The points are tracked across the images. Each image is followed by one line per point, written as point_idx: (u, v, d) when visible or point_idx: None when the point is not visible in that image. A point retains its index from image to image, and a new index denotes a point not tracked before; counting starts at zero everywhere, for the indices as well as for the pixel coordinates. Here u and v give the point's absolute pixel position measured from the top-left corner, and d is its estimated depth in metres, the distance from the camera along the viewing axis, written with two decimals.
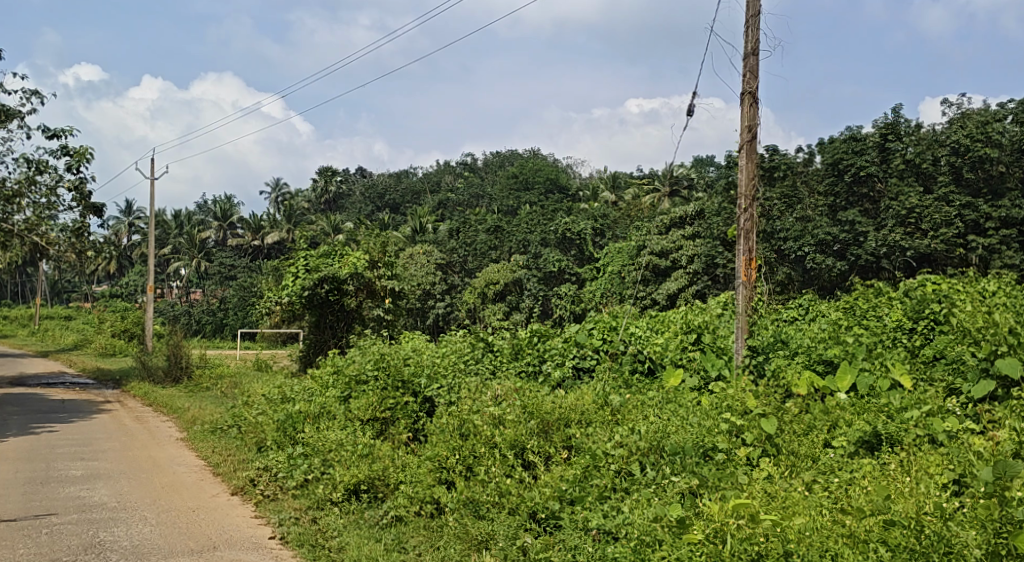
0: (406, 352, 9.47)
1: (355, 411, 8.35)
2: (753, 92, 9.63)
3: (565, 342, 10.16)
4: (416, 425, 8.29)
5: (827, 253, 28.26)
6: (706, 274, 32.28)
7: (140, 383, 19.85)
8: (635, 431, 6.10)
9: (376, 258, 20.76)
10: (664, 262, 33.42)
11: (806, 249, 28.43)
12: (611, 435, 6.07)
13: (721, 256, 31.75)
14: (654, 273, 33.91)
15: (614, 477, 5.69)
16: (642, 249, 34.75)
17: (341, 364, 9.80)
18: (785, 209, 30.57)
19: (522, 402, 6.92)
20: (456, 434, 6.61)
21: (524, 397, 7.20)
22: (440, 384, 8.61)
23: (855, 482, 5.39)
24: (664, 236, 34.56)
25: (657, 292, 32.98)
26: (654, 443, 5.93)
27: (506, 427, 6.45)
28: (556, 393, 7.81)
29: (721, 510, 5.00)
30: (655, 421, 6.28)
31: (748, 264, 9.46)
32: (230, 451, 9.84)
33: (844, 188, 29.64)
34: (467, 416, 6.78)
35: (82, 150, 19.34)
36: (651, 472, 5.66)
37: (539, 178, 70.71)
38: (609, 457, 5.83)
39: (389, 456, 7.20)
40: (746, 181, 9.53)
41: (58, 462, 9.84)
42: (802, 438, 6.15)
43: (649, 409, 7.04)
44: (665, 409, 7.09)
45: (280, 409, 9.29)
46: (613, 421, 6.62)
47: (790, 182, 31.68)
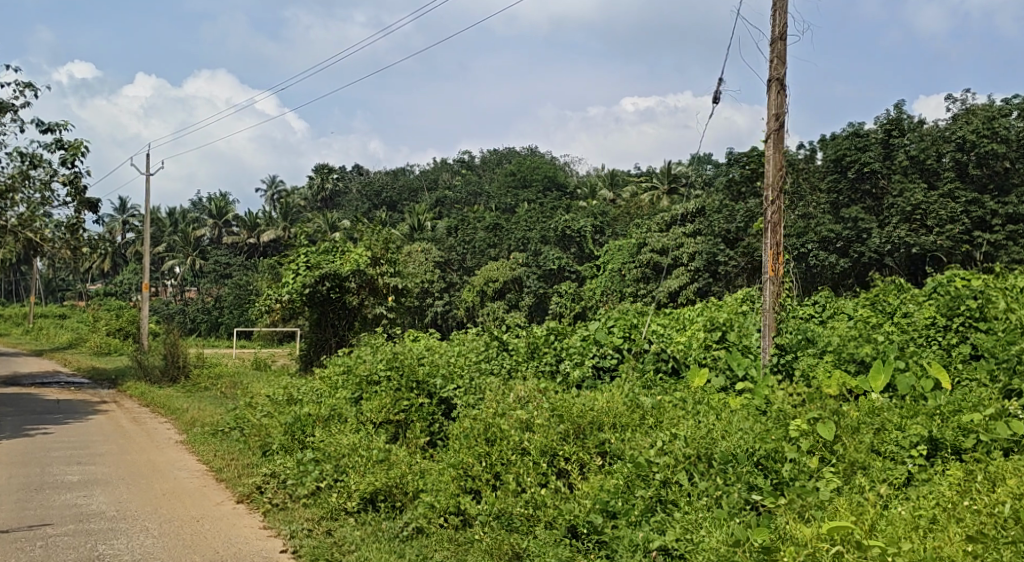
0: (419, 351, 9.04)
1: (368, 414, 7.93)
2: (781, 79, 9.15)
3: (584, 340, 9.69)
4: (432, 427, 7.88)
5: (830, 250, 27.76)
6: (708, 272, 31.80)
7: (136, 383, 19.38)
8: (678, 436, 5.65)
9: (378, 255, 20.34)
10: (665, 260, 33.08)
11: (809, 245, 27.63)
12: (653, 441, 5.64)
13: (723, 253, 31.35)
14: (655, 271, 33.54)
15: (659, 488, 5.26)
16: (643, 247, 34.33)
17: (351, 364, 9.37)
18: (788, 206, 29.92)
19: (550, 404, 6.50)
20: (482, 440, 6.20)
21: (549, 399, 6.77)
22: (455, 385, 8.20)
23: (941, 497, 4.97)
24: (665, 233, 34.15)
25: (658, 290, 32.62)
26: (702, 449, 5.46)
27: (535, 431, 6.02)
28: (583, 394, 7.37)
29: (813, 534, 4.57)
30: (696, 425, 5.82)
31: (775, 259, 9.00)
32: (234, 455, 9.40)
33: (847, 184, 29.12)
34: (492, 420, 6.36)
35: (77, 144, 18.88)
36: (703, 483, 5.20)
37: (536, 175, 70.36)
38: (654, 466, 5.36)
39: (407, 462, 6.78)
40: (774, 171, 9.07)
41: (54, 466, 9.37)
42: (855, 445, 5.73)
43: (684, 413, 6.61)
44: (702, 412, 6.65)
45: (288, 412, 8.86)
46: (648, 425, 6.20)
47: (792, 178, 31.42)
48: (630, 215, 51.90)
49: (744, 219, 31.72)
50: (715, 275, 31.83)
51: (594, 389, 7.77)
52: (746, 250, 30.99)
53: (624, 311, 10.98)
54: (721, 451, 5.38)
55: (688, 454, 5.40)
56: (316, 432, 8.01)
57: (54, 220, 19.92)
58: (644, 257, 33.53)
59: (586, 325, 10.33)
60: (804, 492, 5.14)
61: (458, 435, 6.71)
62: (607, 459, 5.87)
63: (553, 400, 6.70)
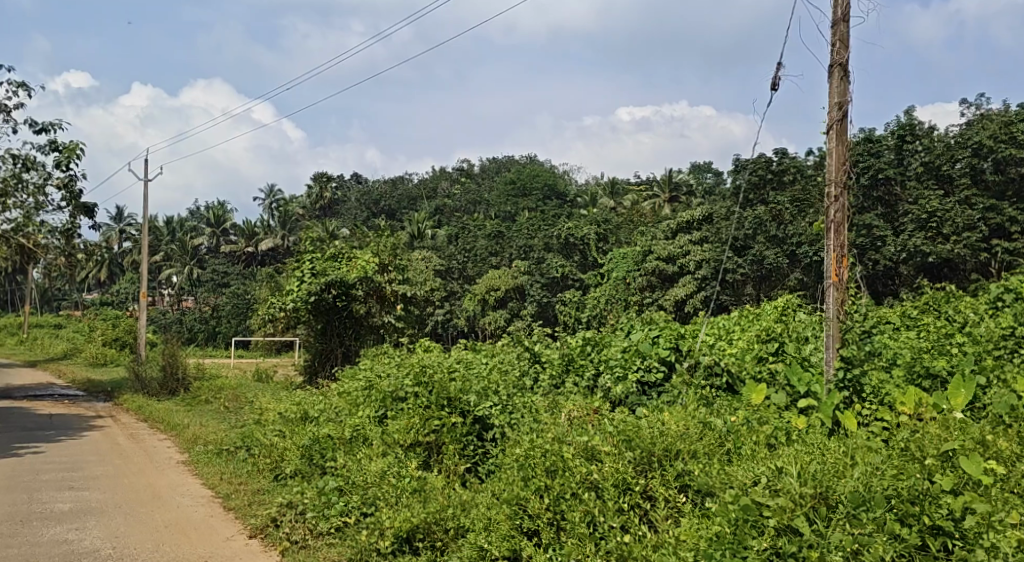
0: (447, 364, 8.17)
1: (396, 436, 7.07)
2: (844, 64, 8.31)
3: (625, 352, 8.80)
4: (467, 452, 7.03)
5: None
6: (715, 280, 30.87)
7: (133, 396, 18.46)
8: (786, 471, 4.69)
9: (386, 261, 19.54)
10: (672, 268, 32.28)
11: None
12: (755, 474, 4.76)
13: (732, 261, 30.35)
14: (660, 279, 32.78)
15: (774, 538, 4.32)
16: (648, 254, 33.52)
17: (373, 378, 8.52)
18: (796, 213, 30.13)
19: (615, 427, 5.67)
20: (542, 474, 5.37)
21: (610, 422, 5.93)
22: (491, 402, 7.37)
23: None
24: (673, 241, 33.33)
25: (664, 298, 31.87)
26: (820, 487, 4.48)
27: (603, 461, 5.21)
28: (641, 414, 6.49)
29: None
30: (799, 458, 4.88)
31: (839, 262, 8.16)
32: (243, 480, 8.57)
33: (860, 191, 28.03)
34: (550, 447, 5.55)
35: (72, 146, 18.05)
36: (830, 535, 4.24)
37: (537, 184, 69.62)
38: (764, 509, 4.41)
39: (447, 495, 5.95)
40: (837, 166, 8.25)
41: (44, 493, 8.46)
42: (1004, 479, 4.72)
43: (766, 443, 5.73)
44: (787, 441, 5.76)
45: (304, 432, 8.01)
46: (736, 455, 5.34)
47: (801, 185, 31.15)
48: (633, 222, 51.08)
49: (752, 227, 30.64)
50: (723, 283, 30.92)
51: (649, 408, 6.86)
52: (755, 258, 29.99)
53: (661, 320, 10.18)
54: (846, 490, 4.44)
55: (805, 495, 4.44)
56: (338, 454, 7.17)
57: (48, 225, 19.05)
58: (650, 264, 32.72)
59: (627, 336, 9.51)
60: (953, 547, 4.16)
61: (509, 467, 5.87)
62: (693, 497, 5.02)
63: (616, 423, 5.86)
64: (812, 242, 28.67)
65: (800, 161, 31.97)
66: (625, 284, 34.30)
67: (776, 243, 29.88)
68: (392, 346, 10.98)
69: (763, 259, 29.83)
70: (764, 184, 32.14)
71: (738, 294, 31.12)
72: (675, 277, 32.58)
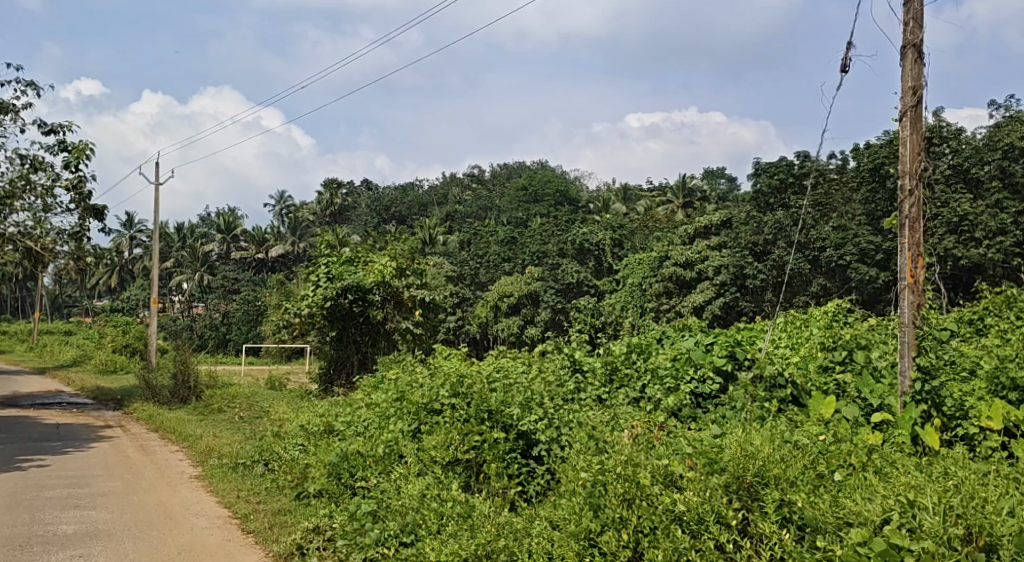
0: (485, 373, 7.47)
1: (434, 454, 6.40)
2: (918, 45, 7.61)
3: (675, 360, 8.09)
4: (512, 473, 6.33)
5: (868, 263, 27.18)
6: (734, 286, 29.89)
7: (143, 405, 17.84)
8: (920, 504, 4.13)
9: (404, 265, 18.92)
10: (689, 274, 31.52)
11: (848, 258, 27.24)
12: (882, 506, 4.20)
13: (751, 266, 29.53)
14: (677, 285, 32.00)
15: None
16: (665, 260, 32.81)
17: (404, 388, 7.79)
18: (820, 218, 29.53)
19: (692, 447, 5.04)
20: (616, 503, 4.76)
21: (680, 441, 5.29)
22: (536, 416, 6.69)
23: None
24: (691, 247, 32.56)
25: (681, 305, 31.11)
26: (970, 526, 3.95)
27: (688, 490, 4.59)
28: (712, 430, 5.81)
29: None
30: (929, 487, 4.32)
31: (915, 262, 7.47)
32: (262, 499, 7.93)
33: (885, 195, 27.25)
34: (619, 469, 4.92)
35: (82, 146, 17.48)
36: None
37: (548, 190, 68.79)
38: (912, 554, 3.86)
39: (499, 521, 5.33)
40: (911, 157, 7.56)
41: (46, 513, 7.81)
42: None
43: (866, 471, 5.04)
44: (890, 466, 5.07)
45: (329, 448, 7.32)
46: (838, 484, 4.74)
47: (823, 191, 30.24)
48: (648, 228, 50.22)
49: (772, 232, 29.72)
50: (743, 290, 29.99)
51: (717, 426, 6.14)
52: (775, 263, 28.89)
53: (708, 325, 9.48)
54: (1007, 532, 3.89)
55: (956, 538, 3.89)
56: (369, 472, 6.51)
57: (57, 228, 18.46)
58: (667, 270, 31.97)
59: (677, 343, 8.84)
60: None
61: (572, 492, 5.24)
62: (797, 533, 4.46)
63: (691, 442, 5.22)
64: (837, 247, 27.81)
65: (822, 164, 31.18)
66: (641, 290, 33.57)
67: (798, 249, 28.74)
68: (419, 356, 10.35)
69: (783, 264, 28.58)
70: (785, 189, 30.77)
71: (758, 300, 30.08)
72: (693, 283, 31.80)
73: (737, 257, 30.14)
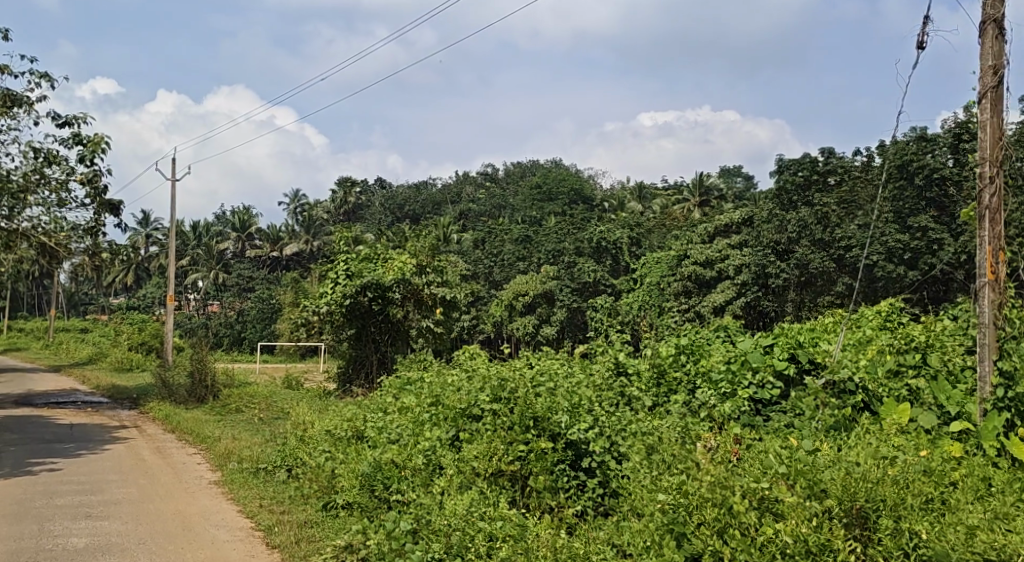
0: (528, 375, 6.88)
1: (477, 467, 5.84)
2: (999, 21, 6.94)
3: (731, 363, 7.49)
4: (564, 488, 5.79)
5: (896, 262, 26.12)
6: (757, 285, 29.17)
7: (160, 404, 17.40)
8: None
9: (424, 262, 18.38)
10: (709, 273, 30.78)
11: (874, 257, 26.22)
12: None
13: (774, 265, 28.77)
14: (697, 284, 31.28)
15: None
16: (685, 258, 32.12)
17: (439, 391, 7.21)
18: (844, 216, 28.48)
19: (787, 469, 4.61)
20: (706, 534, 4.38)
21: (765, 461, 4.80)
22: (586, 423, 6.10)
23: None
24: (712, 245, 31.79)
25: (701, 305, 30.39)
26: None
27: (797, 522, 4.25)
28: (791, 445, 5.25)
29: None
30: None
31: (996, 256, 6.83)
32: (287, 509, 7.44)
33: (913, 193, 26.51)
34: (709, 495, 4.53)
35: (97, 139, 17.02)
36: None
37: (563, 188, 68.14)
38: None
39: (564, 544, 4.84)
40: (992, 143, 6.90)
41: (57, 523, 7.36)
42: None
43: (978, 498, 4.61)
44: (1006, 495, 4.64)
45: (359, 457, 6.78)
46: (958, 515, 4.33)
47: (848, 187, 29.34)
48: (665, 227, 49.50)
49: (795, 230, 28.93)
50: (766, 289, 29.30)
51: (792, 438, 5.54)
52: (799, 262, 28.11)
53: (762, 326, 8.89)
54: None
55: None
56: (404, 484, 5.93)
57: (71, 223, 17.99)
58: (686, 268, 31.26)
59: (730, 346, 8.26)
60: None
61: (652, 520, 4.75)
62: None
63: (780, 458, 4.74)
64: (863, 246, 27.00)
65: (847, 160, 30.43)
66: (659, 289, 33.00)
67: (821, 247, 28.04)
68: (451, 358, 9.82)
69: (807, 263, 27.85)
70: (809, 185, 29.99)
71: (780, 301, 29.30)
72: (713, 282, 31.08)
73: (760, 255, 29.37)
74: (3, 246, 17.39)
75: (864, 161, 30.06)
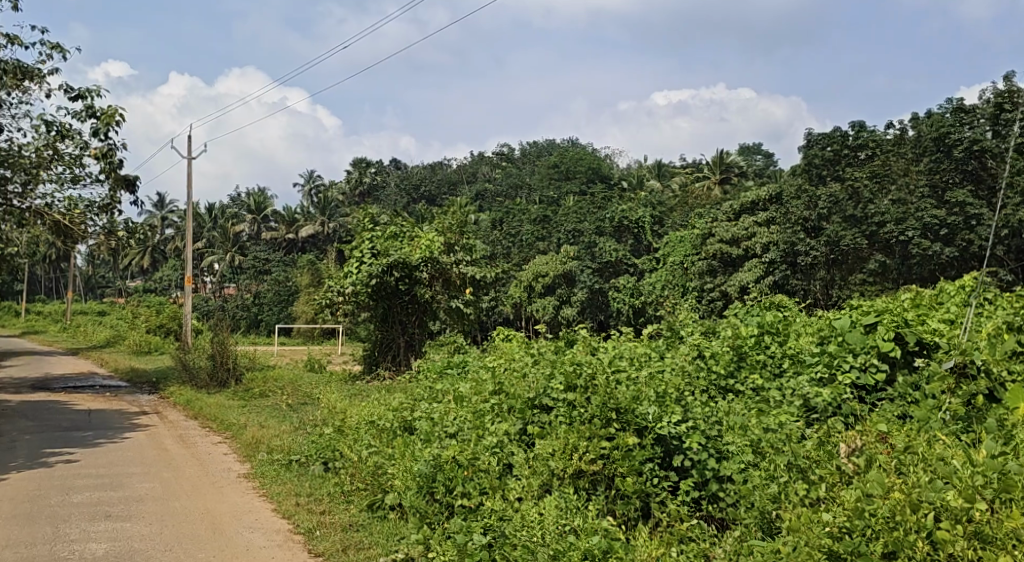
0: (603, 357, 6.03)
1: (556, 469, 5.02)
2: None
3: (827, 346, 6.65)
4: (657, 492, 4.97)
5: (932, 238, 24.59)
6: (785, 263, 27.82)
7: (180, 388, 16.69)
8: None
9: (453, 240, 17.54)
10: (735, 252, 29.53)
11: (909, 234, 24.75)
12: None
13: (803, 243, 27.33)
14: (722, 263, 29.95)
15: None
16: (710, 237, 30.74)
17: (498, 378, 6.38)
18: (877, 190, 26.79)
19: (985, 488, 3.91)
20: None
21: (946, 474, 4.07)
22: (679, 416, 5.25)
23: None
24: (739, 221, 30.49)
25: (727, 284, 29.28)
26: None
27: None
28: (941, 451, 4.42)
29: None
30: None
31: None
32: (327, 510, 6.68)
33: (950, 164, 25.05)
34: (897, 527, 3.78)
35: (111, 111, 16.26)
36: None
37: (581, 166, 66.74)
38: None
39: None
40: None
41: (73, 526, 6.63)
42: None
43: None
44: None
45: (413, 453, 5.97)
46: None
47: (881, 160, 27.58)
48: (687, 205, 48.29)
49: (826, 206, 27.27)
50: (793, 267, 27.74)
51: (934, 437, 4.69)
52: (829, 239, 26.77)
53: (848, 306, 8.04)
54: None
55: None
56: (471, 487, 5.11)
57: (86, 200, 17.29)
58: (712, 246, 29.95)
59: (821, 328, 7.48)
60: None
61: (811, 548, 3.97)
62: None
63: (964, 473, 4.04)
64: (898, 222, 25.60)
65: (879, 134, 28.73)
66: (683, 268, 32.04)
67: (854, 224, 26.48)
68: (499, 347, 9.01)
69: (838, 240, 26.55)
70: (840, 159, 28.81)
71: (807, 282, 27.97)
72: (740, 261, 29.67)
73: (787, 233, 27.89)
74: (17, 223, 16.71)
75: (897, 134, 28.65)
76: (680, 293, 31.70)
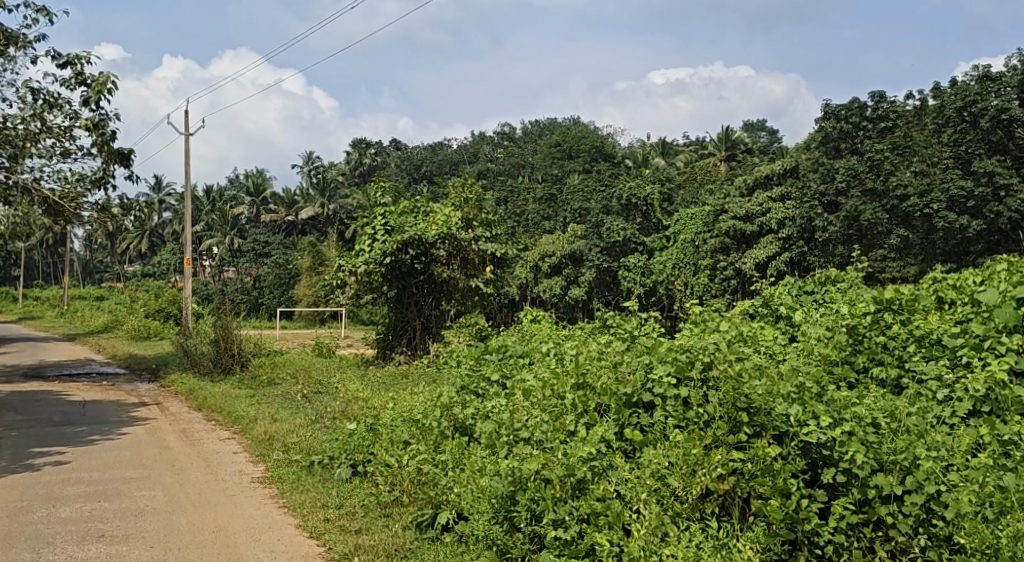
0: (713, 338, 4.80)
1: (680, 491, 3.95)
2: None
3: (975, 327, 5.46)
4: (809, 518, 3.90)
5: (958, 211, 22.76)
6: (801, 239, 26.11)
7: (183, 376, 15.50)
8: None
9: (470, 215, 16.17)
10: (749, 228, 27.13)
11: (935, 207, 22.79)
12: None
13: (821, 218, 26.00)
14: (737, 241, 27.63)
15: None
16: (722, 214, 29.36)
17: (574, 369, 5.16)
18: (898, 162, 24.83)
19: None
20: None
21: None
22: (830, 419, 4.10)
23: None
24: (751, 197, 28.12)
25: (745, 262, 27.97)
26: None
27: None
28: None
29: None
30: None
31: None
32: (364, 529, 5.51)
33: (976, 136, 23.28)
34: None
35: (102, 79, 15.01)
36: None
37: (584, 144, 65.11)
38: None
39: None
40: None
41: (58, 551, 5.46)
42: None
43: None
44: None
45: (478, 465, 4.79)
46: None
47: (902, 131, 25.89)
48: (696, 180, 46.90)
49: (844, 178, 26.09)
50: (809, 243, 26.27)
51: None
52: (849, 215, 25.33)
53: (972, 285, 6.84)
54: None
55: None
56: (567, 512, 4.05)
57: (78, 176, 16.07)
58: (724, 224, 27.61)
59: (950, 310, 6.31)
60: None
61: None
62: None
63: None
64: (921, 194, 23.27)
65: (900, 105, 26.94)
66: (694, 247, 30.70)
67: (873, 197, 25.00)
68: (556, 335, 7.78)
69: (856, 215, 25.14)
70: (857, 132, 27.15)
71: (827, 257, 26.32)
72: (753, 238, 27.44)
73: (803, 207, 26.35)
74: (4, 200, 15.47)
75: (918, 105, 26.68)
76: (693, 271, 30.49)
